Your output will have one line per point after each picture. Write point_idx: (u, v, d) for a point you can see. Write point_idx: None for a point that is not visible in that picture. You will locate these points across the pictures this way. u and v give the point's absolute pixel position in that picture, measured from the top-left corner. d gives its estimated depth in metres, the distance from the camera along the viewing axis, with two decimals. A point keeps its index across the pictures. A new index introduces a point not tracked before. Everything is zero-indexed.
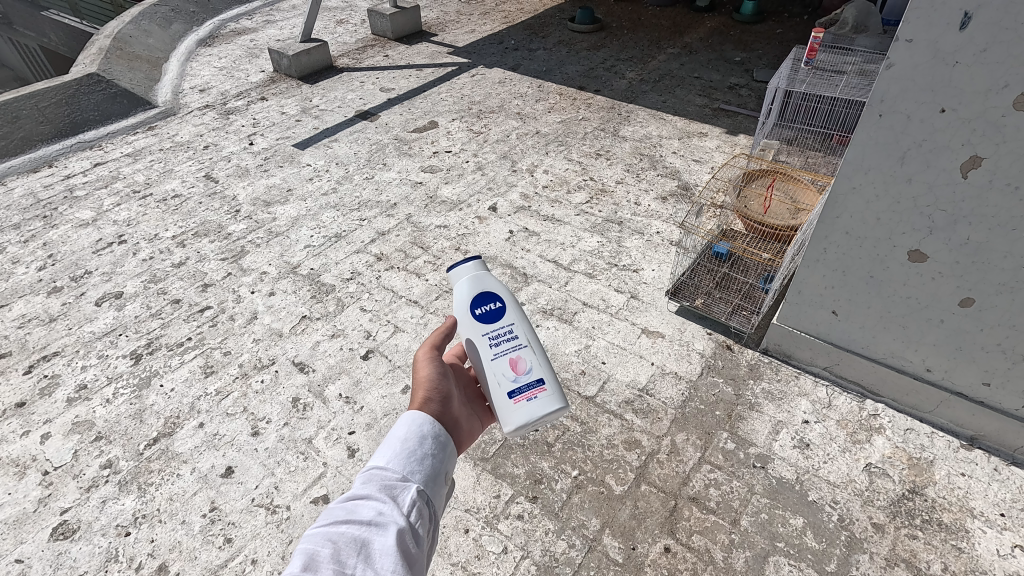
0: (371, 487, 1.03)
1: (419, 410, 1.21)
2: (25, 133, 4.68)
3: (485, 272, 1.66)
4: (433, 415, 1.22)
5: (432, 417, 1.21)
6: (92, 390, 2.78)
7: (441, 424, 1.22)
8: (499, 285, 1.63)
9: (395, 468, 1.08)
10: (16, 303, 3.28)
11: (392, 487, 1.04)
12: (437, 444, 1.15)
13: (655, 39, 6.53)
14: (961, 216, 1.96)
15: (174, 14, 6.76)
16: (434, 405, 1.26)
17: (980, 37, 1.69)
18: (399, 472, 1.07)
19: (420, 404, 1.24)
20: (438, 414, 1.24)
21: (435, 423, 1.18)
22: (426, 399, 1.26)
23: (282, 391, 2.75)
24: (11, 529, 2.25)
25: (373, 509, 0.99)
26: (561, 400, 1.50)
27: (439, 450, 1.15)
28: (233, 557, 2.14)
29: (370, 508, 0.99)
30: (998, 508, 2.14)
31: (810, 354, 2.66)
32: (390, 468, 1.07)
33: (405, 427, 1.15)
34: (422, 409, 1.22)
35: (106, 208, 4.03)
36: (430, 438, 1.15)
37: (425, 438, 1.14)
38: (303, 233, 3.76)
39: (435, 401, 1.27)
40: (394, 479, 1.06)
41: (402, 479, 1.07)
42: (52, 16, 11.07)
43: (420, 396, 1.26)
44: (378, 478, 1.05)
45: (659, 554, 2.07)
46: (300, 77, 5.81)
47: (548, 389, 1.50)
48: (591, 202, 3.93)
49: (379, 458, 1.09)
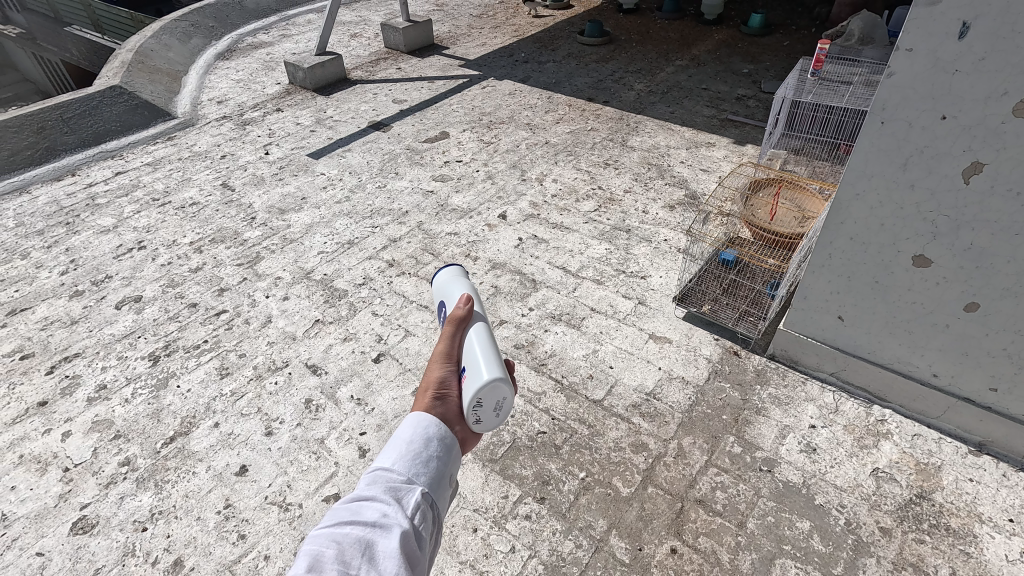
0: (377, 488, 1.05)
1: (424, 412, 1.21)
2: (50, 142, 4.80)
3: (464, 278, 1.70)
4: (438, 417, 1.22)
5: (438, 419, 1.22)
6: (111, 390, 2.86)
7: (447, 425, 1.22)
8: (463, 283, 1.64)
9: (400, 469, 1.09)
10: (39, 306, 3.38)
11: (397, 489, 1.06)
12: (442, 447, 1.16)
13: (664, 52, 6.61)
14: (964, 221, 1.99)
15: (194, 29, 6.96)
16: (438, 404, 1.25)
17: (979, 46, 1.73)
18: (404, 474, 1.09)
19: (423, 405, 1.24)
20: (443, 416, 1.24)
21: (441, 425, 1.19)
22: (432, 401, 1.25)
23: (295, 392, 2.81)
24: (32, 523, 2.31)
25: (377, 511, 1.02)
26: (487, 373, 1.26)
27: (444, 452, 1.15)
28: (246, 553, 2.18)
29: (375, 510, 1.02)
30: (1007, 514, 2.13)
31: (817, 360, 2.67)
32: (395, 470, 1.09)
33: (410, 429, 1.15)
34: (426, 411, 1.22)
35: (126, 214, 4.15)
36: (435, 439, 1.16)
37: (430, 440, 1.15)
38: (316, 240, 3.84)
39: (440, 401, 1.26)
40: (399, 481, 1.08)
41: (407, 481, 1.08)
42: (74, 32, 11.44)
43: (426, 398, 1.26)
44: (383, 479, 1.07)
45: (665, 556, 2.09)
46: (316, 89, 5.95)
47: (474, 371, 1.29)
48: (599, 210, 3.98)
49: (385, 459, 1.11)
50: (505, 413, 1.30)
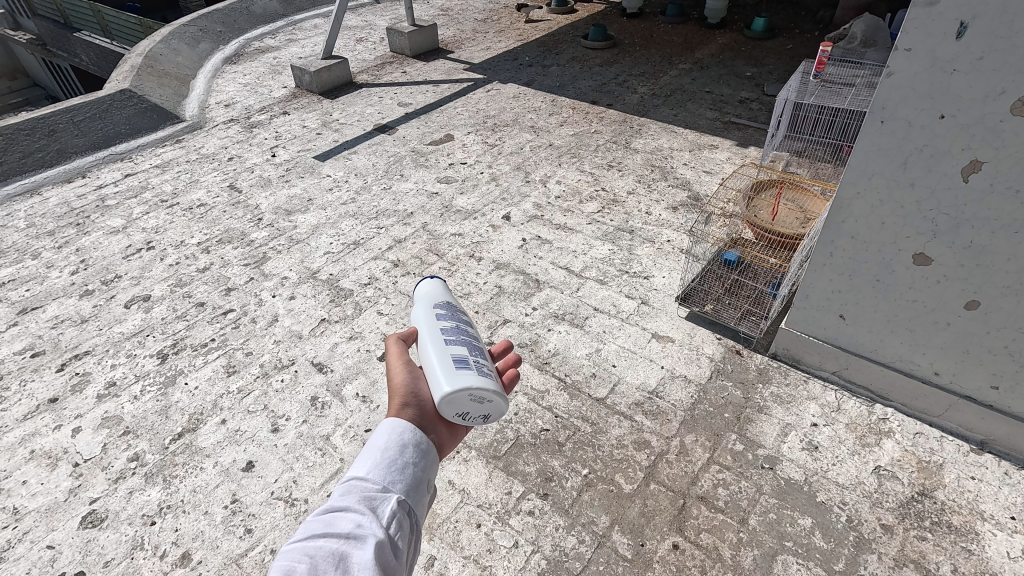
0: (351, 499, 1.04)
1: (398, 417, 1.23)
2: (60, 145, 4.87)
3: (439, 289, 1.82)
4: (411, 421, 1.25)
5: (412, 424, 1.24)
6: (121, 387, 2.90)
7: (420, 429, 1.25)
8: (432, 293, 1.77)
9: (375, 478, 1.08)
10: (50, 304, 3.44)
11: (372, 498, 1.05)
12: (419, 453, 1.16)
13: (667, 56, 6.65)
14: (963, 219, 2.01)
15: (202, 34, 7.05)
16: (411, 408, 1.29)
17: (977, 46, 1.75)
18: (379, 483, 1.08)
19: (396, 410, 1.27)
20: (418, 419, 1.28)
21: (416, 431, 1.21)
22: (403, 405, 1.29)
23: (301, 389, 2.84)
24: (43, 517, 2.34)
25: (351, 521, 1.00)
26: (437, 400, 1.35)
27: (420, 458, 1.16)
28: (253, 547, 2.21)
29: (349, 521, 1.00)
30: (1009, 511, 2.14)
31: (819, 359, 2.69)
32: (370, 479, 1.08)
33: (384, 436, 1.16)
34: (400, 416, 1.24)
35: (135, 215, 4.20)
36: (411, 446, 1.16)
37: (405, 447, 1.16)
38: (322, 240, 3.88)
39: (411, 405, 1.30)
40: (374, 490, 1.07)
41: (382, 490, 1.07)
42: (83, 37, 11.59)
43: (396, 403, 1.29)
44: (358, 489, 1.06)
45: (667, 551, 2.10)
46: (322, 92, 6.02)
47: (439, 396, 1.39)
48: (602, 211, 4.01)
49: (359, 469, 1.10)
50: (488, 395, 1.38)
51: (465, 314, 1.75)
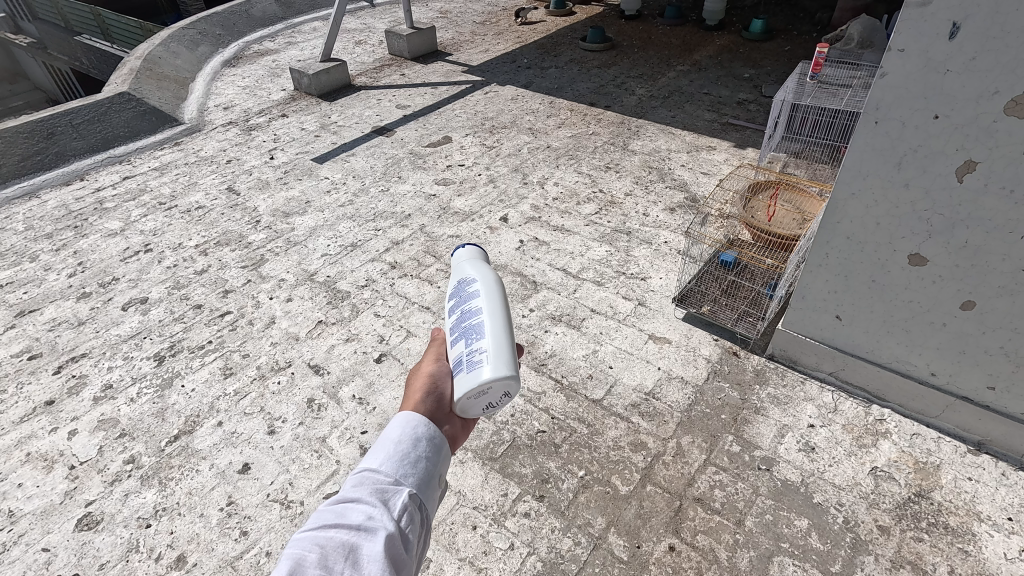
0: (362, 490, 1.02)
1: (413, 409, 1.18)
2: (59, 148, 4.87)
3: (471, 256, 1.70)
4: (426, 413, 1.20)
5: (426, 417, 1.18)
6: (117, 390, 2.90)
7: (434, 423, 1.19)
8: (460, 267, 1.66)
9: (387, 471, 1.06)
10: (47, 307, 3.44)
11: (383, 491, 1.03)
12: (431, 447, 1.12)
13: (665, 57, 6.66)
14: (957, 219, 2.01)
15: (201, 37, 7.07)
16: (430, 399, 1.25)
17: (969, 46, 1.76)
18: (392, 476, 1.05)
19: (415, 401, 1.22)
20: (433, 410, 1.23)
21: (430, 424, 1.16)
22: (421, 395, 1.24)
23: (298, 392, 2.84)
24: (39, 519, 2.34)
25: (362, 513, 0.98)
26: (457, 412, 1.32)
27: (433, 452, 1.12)
28: (249, 549, 2.21)
29: (360, 513, 0.98)
30: (1006, 512, 2.13)
31: (815, 359, 2.68)
32: (382, 471, 1.05)
33: (399, 428, 1.12)
34: (416, 408, 1.19)
35: (133, 218, 4.20)
36: (424, 439, 1.13)
37: (419, 440, 1.12)
38: (320, 243, 3.88)
39: (431, 396, 1.26)
40: (385, 482, 1.04)
41: (394, 482, 1.05)
42: (82, 39, 11.62)
43: (416, 393, 1.25)
44: (370, 481, 1.04)
45: (663, 553, 2.10)
46: (320, 95, 6.03)
47: None
48: (600, 213, 4.01)
49: (372, 460, 1.07)
50: (483, 390, 1.25)
51: (487, 278, 1.57)
